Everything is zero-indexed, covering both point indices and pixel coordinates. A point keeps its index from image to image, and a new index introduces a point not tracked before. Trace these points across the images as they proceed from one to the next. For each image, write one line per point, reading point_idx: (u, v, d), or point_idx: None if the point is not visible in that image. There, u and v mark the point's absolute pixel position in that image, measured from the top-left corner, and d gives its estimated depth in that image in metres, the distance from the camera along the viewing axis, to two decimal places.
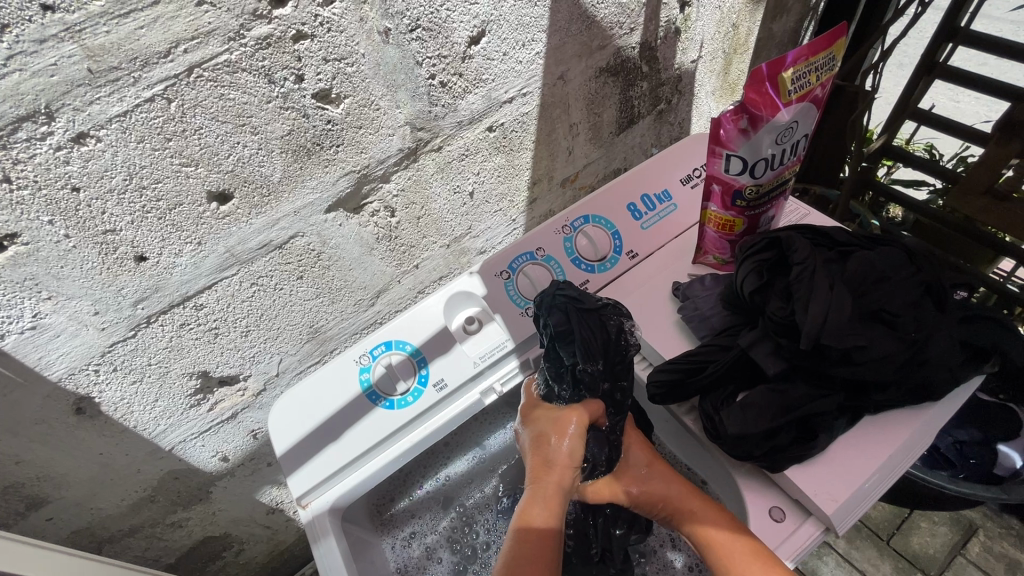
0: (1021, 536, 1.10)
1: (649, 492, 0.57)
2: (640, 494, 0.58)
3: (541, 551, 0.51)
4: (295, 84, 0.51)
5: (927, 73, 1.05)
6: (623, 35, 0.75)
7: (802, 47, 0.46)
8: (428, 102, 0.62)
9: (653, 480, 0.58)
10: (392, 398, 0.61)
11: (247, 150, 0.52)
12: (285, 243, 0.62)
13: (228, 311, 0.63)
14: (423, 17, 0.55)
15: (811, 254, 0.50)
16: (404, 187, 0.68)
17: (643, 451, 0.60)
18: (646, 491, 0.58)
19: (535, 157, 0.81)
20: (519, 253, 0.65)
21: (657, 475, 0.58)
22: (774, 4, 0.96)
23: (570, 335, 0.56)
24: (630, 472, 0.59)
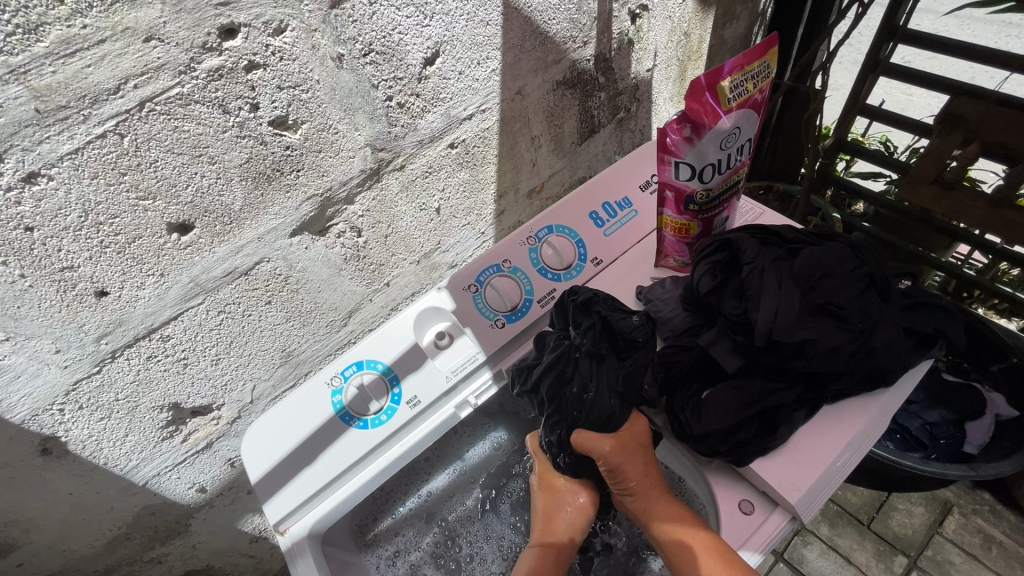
0: (994, 511, 1.14)
1: (631, 470, 0.56)
2: (621, 464, 0.56)
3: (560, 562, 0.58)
4: (250, 113, 0.52)
5: (872, 71, 1.09)
6: (577, 49, 0.77)
7: (738, 57, 0.48)
8: (387, 123, 0.63)
9: (637, 462, 0.56)
10: (366, 418, 0.61)
11: (206, 179, 0.52)
12: (250, 270, 0.62)
13: (196, 341, 0.63)
14: (376, 42, 0.56)
15: (760, 252, 0.52)
16: (369, 207, 0.69)
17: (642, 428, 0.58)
18: (630, 465, 0.56)
19: (499, 170, 0.82)
20: (486, 265, 0.66)
21: (644, 459, 0.57)
22: (723, 11, 0.99)
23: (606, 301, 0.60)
24: (625, 443, 0.56)
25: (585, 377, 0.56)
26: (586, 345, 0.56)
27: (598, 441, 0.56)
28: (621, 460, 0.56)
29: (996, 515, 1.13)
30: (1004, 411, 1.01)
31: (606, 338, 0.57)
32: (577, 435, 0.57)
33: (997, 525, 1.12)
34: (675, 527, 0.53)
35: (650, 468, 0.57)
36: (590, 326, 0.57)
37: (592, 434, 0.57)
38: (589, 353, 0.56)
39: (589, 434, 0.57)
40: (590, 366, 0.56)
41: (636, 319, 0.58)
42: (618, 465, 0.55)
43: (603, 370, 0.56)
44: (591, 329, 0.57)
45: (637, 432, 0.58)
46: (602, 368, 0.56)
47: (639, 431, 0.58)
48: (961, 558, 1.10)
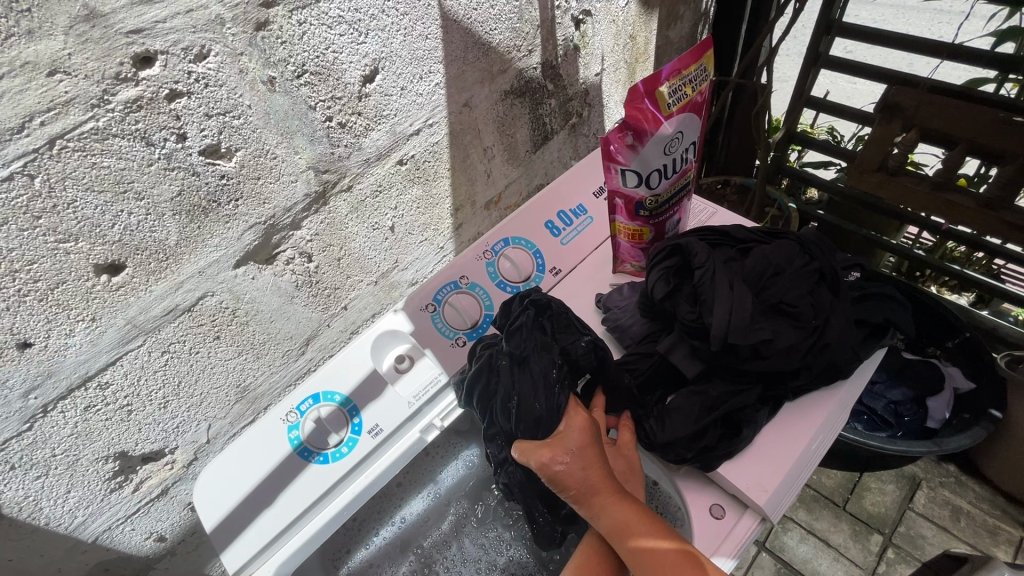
0: (960, 482, 1.18)
1: (573, 481, 0.50)
2: (562, 476, 0.50)
3: None
4: (177, 144, 0.49)
5: (813, 64, 1.12)
6: (522, 58, 0.77)
7: (673, 62, 0.48)
8: (329, 144, 0.61)
9: (581, 471, 0.50)
10: (326, 452, 0.59)
11: (134, 217, 0.50)
12: (193, 306, 0.59)
13: (139, 385, 0.59)
14: (309, 62, 0.54)
15: (704, 249, 0.52)
16: (318, 231, 0.66)
17: (583, 431, 0.52)
18: (572, 472, 0.50)
19: (452, 184, 0.81)
20: (442, 283, 0.65)
21: (587, 465, 0.50)
22: (666, 13, 1.00)
23: (548, 306, 0.58)
24: (563, 447, 0.51)
25: (504, 388, 0.54)
26: (506, 352, 0.55)
27: (532, 454, 0.51)
28: (560, 470, 0.50)
29: (961, 485, 1.17)
30: (960, 381, 1.06)
31: (539, 345, 0.55)
32: (514, 447, 0.52)
33: (963, 496, 1.16)
34: (637, 536, 0.48)
35: (596, 470, 0.50)
36: (514, 334, 0.56)
37: (530, 449, 0.51)
38: (507, 359, 0.55)
39: (522, 446, 0.52)
40: (506, 374, 0.54)
41: (584, 339, 0.55)
42: (557, 476, 0.50)
43: (524, 380, 0.54)
44: (515, 336, 0.56)
45: (578, 433, 0.52)
46: (519, 375, 0.54)
47: (581, 428, 0.52)
48: (933, 531, 1.13)
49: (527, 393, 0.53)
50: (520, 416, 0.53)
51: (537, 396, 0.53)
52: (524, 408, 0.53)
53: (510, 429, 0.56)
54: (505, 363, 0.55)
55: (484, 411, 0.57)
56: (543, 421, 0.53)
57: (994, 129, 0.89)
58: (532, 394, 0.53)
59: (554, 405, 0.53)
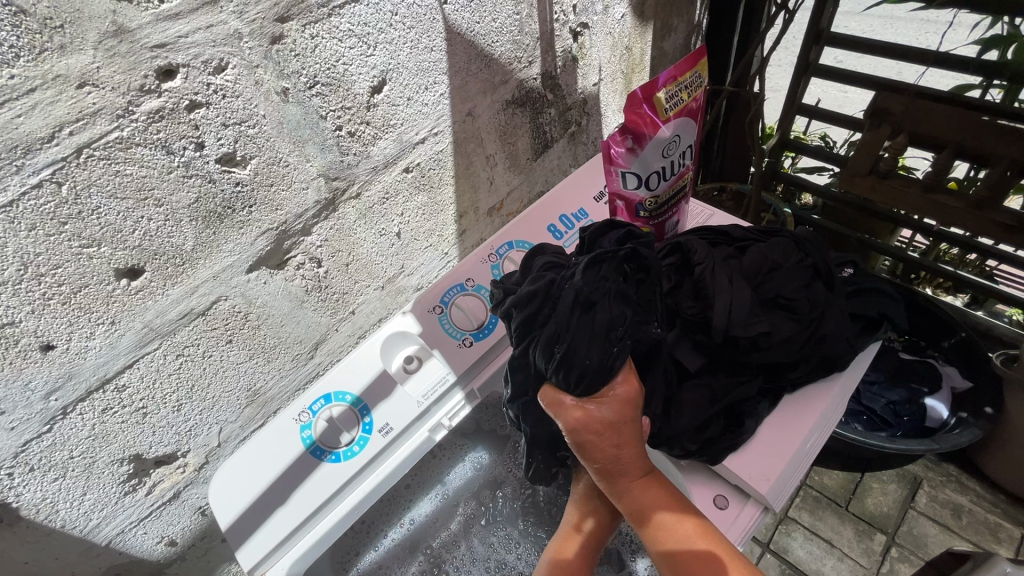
0: (960, 481, 1.19)
1: (602, 452, 0.50)
2: (592, 444, 0.49)
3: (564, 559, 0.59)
4: (195, 152, 0.51)
5: (804, 73, 1.15)
6: (522, 69, 0.80)
7: (670, 70, 0.51)
8: (339, 153, 0.63)
9: (611, 445, 0.49)
10: (338, 451, 0.60)
11: (154, 223, 0.51)
12: (208, 309, 0.61)
13: (155, 388, 0.61)
14: (321, 74, 0.57)
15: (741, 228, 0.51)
16: (327, 237, 0.68)
17: (623, 405, 0.49)
18: (602, 445, 0.49)
19: (457, 191, 0.83)
20: (450, 286, 0.67)
21: (619, 441, 0.49)
22: (660, 25, 1.04)
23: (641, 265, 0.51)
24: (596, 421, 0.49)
25: (557, 324, 0.48)
26: (575, 285, 0.49)
27: (565, 413, 0.49)
28: (590, 438, 0.49)
29: (962, 484, 1.18)
30: (958, 382, 1.08)
31: (610, 289, 0.49)
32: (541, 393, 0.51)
33: (964, 494, 1.17)
34: (655, 519, 0.50)
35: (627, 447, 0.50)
36: (592, 264, 0.50)
37: (564, 407, 0.49)
38: (574, 294, 0.48)
39: (555, 399, 0.50)
40: (567, 310, 0.48)
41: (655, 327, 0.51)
42: (587, 442, 0.49)
43: (588, 320, 0.48)
44: (591, 270, 0.50)
45: (619, 408, 0.49)
46: (580, 318, 0.48)
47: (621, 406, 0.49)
48: (935, 529, 1.14)
49: (581, 342, 0.48)
50: (564, 365, 0.48)
51: (590, 349, 0.48)
52: (572, 358, 0.48)
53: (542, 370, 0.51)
54: (568, 295, 0.49)
55: (519, 339, 0.52)
56: (587, 379, 0.48)
57: (978, 132, 0.93)
58: (588, 346, 0.48)
59: (608, 365, 0.48)
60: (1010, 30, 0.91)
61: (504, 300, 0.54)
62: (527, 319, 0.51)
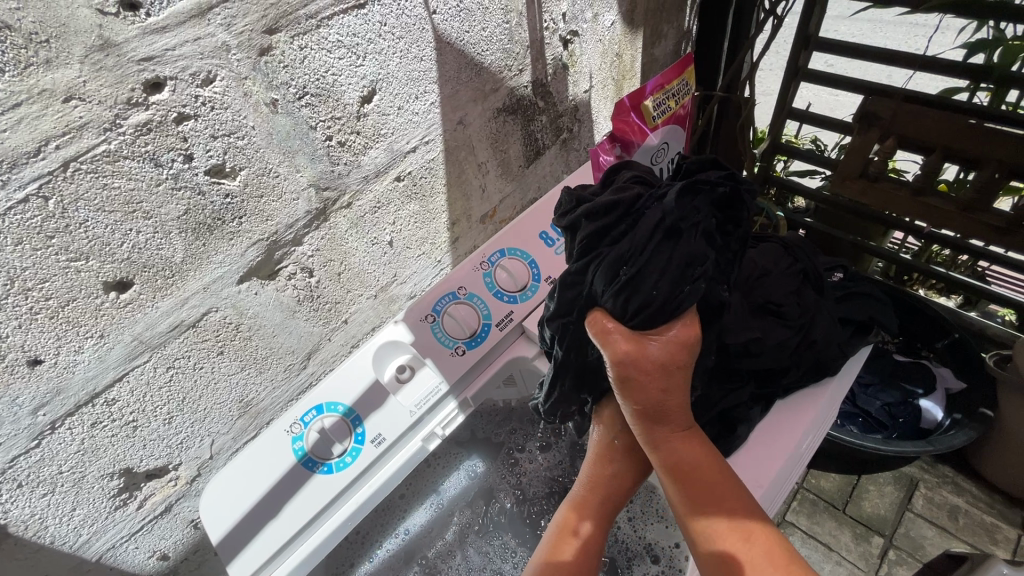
0: (956, 482, 1.19)
1: (649, 395, 0.46)
2: (639, 384, 0.46)
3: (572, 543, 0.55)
4: (184, 164, 0.51)
5: (793, 77, 1.17)
6: (513, 77, 0.80)
7: (655, 79, 0.53)
8: (329, 163, 0.63)
9: (660, 389, 0.46)
10: (330, 462, 0.60)
11: (142, 235, 0.51)
12: (198, 321, 0.61)
13: (145, 401, 0.60)
14: (310, 84, 0.57)
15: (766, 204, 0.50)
16: (318, 246, 0.68)
17: (679, 348, 0.46)
18: (650, 388, 0.46)
19: (448, 199, 0.83)
20: (441, 295, 0.66)
21: (669, 385, 0.46)
22: (650, 31, 1.04)
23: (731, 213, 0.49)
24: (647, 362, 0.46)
25: (635, 243, 0.46)
26: (665, 209, 0.46)
27: (614, 346, 0.45)
28: (637, 377, 0.46)
29: (958, 485, 1.18)
30: (952, 384, 1.08)
31: (700, 224, 0.46)
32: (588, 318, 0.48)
33: (960, 496, 1.17)
34: (692, 478, 0.48)
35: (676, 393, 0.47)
36: (686, 190, 0.47)
37: (615, 337, 0.46)
38: (664, 217, 0.45)
39: (606, 330, 0.46)
40: (649, 231, 0.46)
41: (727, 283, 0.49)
42: (634, 380, 0.46)
43: (671, 247, 0.45)
44: (685, 197, 0.47)
45: (675, 350, 0.46)
46: (662, 243, 0.45)
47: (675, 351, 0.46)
48: (933, 531, 1.14)
49: (653, 270, 0.45)
50: (628, 288, 0.45)
51: (659, 280, 0.45)
52: (641, 284, 0.45)
53: (599, 292, 0.48)
54: (654, 217, 0.46)
55: (584, 255, 0.49)
56: (647, 309, 0.45)
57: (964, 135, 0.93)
58: (659, 275, 0.45)
59: (677, 300, 0.45)
60: (995, 33, 0.91)
61: (573, 208, 0.51)
62: (601, 229, 0.48)
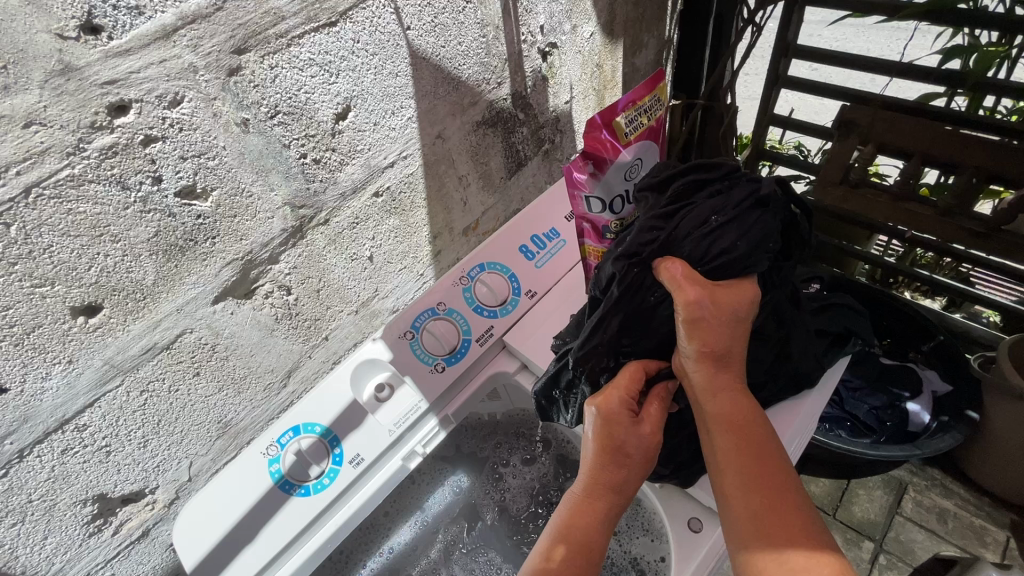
0: (944, 485, 1.19)
1: (712, 337, 0.49)
2: (705, 324, 0.48)
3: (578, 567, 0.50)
4: (152, 186, 0.50)
5: (773, 86, 1.18)
6: (492, 90, 0.80)
7: (627, 96, 0.55)
8: (304, 180, 0.63)
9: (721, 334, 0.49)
10: (307, 484, 0.60)
11: (111, 259, 0.50)
12: (172, 343, 0.60)
13: (118, 426, 0.59)
14: (282, 103, 0.56)
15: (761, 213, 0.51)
16: (296, 264, 0.68)
17: (741, 301, 0.49)
18: (714, 330, 0.49)
19: (429, 213, 0.82)
20: (421, 310, 0.66)
21: (729, 333, 0.49)
22: (630, 41, 1.05)
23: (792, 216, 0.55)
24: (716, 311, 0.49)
25: (725, 202, 0.50)
26: (754, 186, 0.51)
27: (686, 282, 0.48)
28: (703, 316, 0.48)
29: (946, 488, 1.19)
30: (939, 386, 1.09)
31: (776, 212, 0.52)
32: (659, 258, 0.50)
33: (949, 498, 1.17)
34: (740, 427, 0.49)
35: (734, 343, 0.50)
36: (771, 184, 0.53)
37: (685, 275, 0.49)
38: (754, 191, 0.50)
39: (674, 269, 0.49)
40: (741, 198, 0.50)
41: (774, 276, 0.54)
42: (700, 319, 0.48)
43: (757, 214, 0.50)
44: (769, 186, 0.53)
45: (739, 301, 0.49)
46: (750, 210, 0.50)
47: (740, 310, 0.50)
48: (922, 535, 1.14)
49: (736, 228, 0.49)
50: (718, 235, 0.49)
51: (738, 238, 0.49)
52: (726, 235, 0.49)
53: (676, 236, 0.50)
54: (747, 186, 0.51)
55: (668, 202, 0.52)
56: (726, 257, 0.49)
57: (943, 139, 0.96)
58: (740, 235, 0.49)
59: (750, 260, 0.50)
60: (970, 40, 0.92)
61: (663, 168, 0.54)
62: (696, 181, 0.53)
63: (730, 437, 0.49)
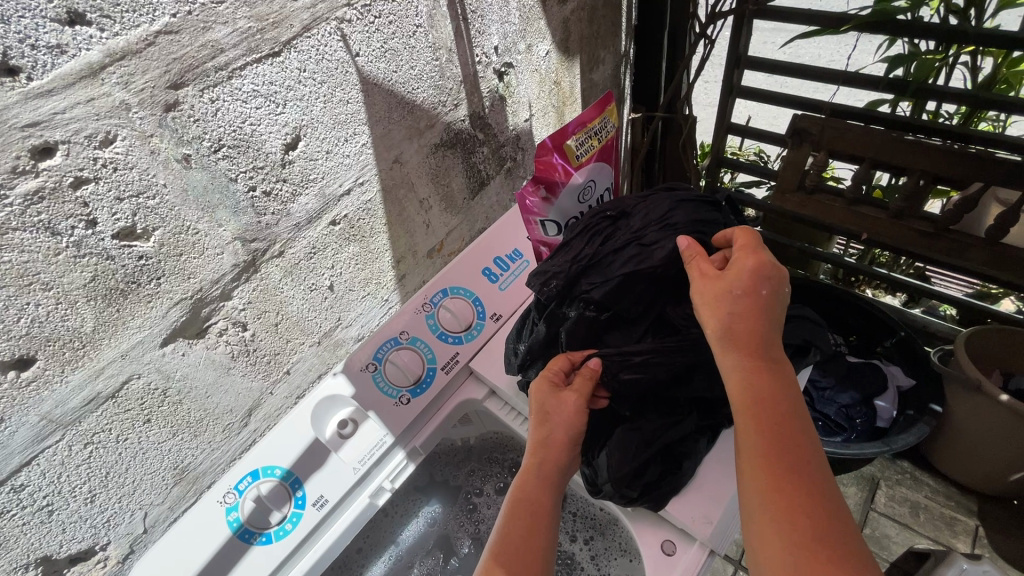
0: (914, 477, 1.22)
1: (726, 311, 0.51)
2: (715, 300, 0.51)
3: (530, 527, 0.52)
4: (86, 230, 0.48)
5: (729, 93, 1.21)
6: (448, 112, 0.79)
7: (577, 123, 0.60)
8: (254, 214, 0.61)
9: (736, 307, 0.51)
10: (268, 531, 0.61)
11: (42, 308, 0.47)
12: (117, 392, 0.56)
13: (61, 483, 0.55)
14: (226, 136, 0.54)
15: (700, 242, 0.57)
16: (250, 299, 0.65)
17: (751, 280, 0.51)
18: (728, 304, 0.51)
19: (391, 237, 0.81)
20: (382, 341, 0.68)
21: (744, 304, 0.51)
22: (587, 57, 1.06)
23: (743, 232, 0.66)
24: (735, 292, 0.51)
25: (689, 200, 0.60)
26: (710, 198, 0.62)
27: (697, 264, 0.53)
28: (711, 295, 0.51)
29: (916, 480, 1.22)
30: (903, 381, 1.11)
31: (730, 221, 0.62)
32: (683, 241, 0.54)
33: (920, 491, 1.20)
34: (767, 394, 0.49)
35: (755, 314, 0.51)
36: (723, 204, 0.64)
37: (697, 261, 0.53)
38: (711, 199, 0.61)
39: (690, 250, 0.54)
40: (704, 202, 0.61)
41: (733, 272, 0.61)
42: (710, 298, 0.51)
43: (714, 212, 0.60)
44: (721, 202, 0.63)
45: (750, 277, 0.51)
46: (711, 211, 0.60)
47: (773, 286, 0.52)
48: (896, 529, 1.16)
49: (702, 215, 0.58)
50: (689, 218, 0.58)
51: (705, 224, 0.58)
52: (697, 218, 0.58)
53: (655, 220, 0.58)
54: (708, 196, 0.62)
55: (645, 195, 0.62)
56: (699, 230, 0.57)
57: (892, 147, 0.97)
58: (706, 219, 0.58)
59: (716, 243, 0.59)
60: (910, 48, 0.96)
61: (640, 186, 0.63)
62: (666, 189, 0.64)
63: (757, 404, 0.49)
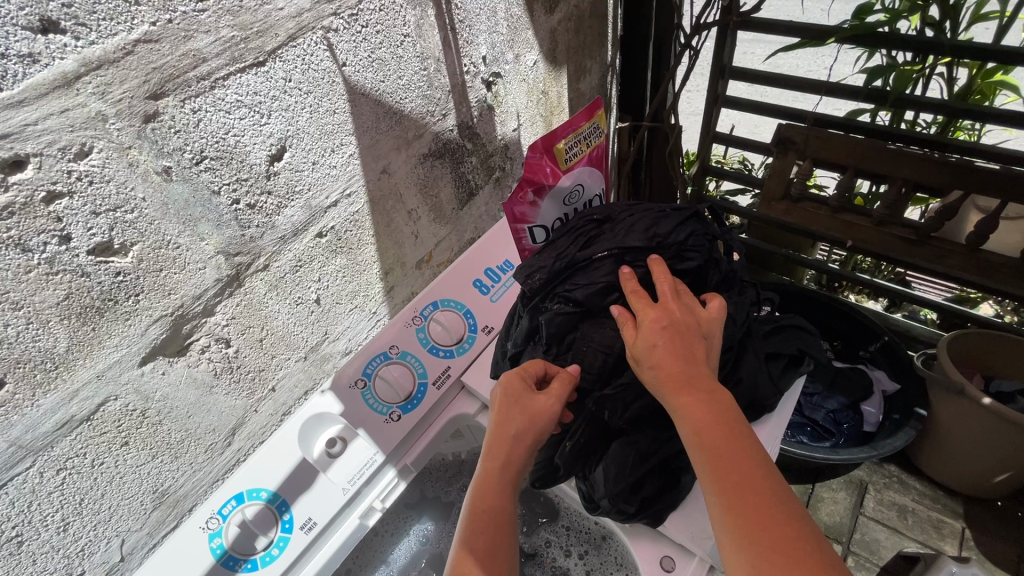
0: (901, 481, 1.24)
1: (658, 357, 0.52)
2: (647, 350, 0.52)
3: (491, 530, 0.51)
4: (60, 247, 0.46)
5: (715, 103, 1.22)
6: (437, 122, 0.79)
7: (567, 126, 0.59)
8: (238, 227, 0.59)
9: (667, 349, 0.52)
10: (254, 557, 0.59)
11: (12, 329, 0.45)
12: (92, 415, 0.54)
13: (30, 512, 0.52)
14: (208, 148, 0.53)
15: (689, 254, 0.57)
16: (234, 314, 0.63)
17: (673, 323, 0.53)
18: (659, 349, 0.52)
19: (379, 249, 0.79)
20: (372, 357, 0.66)
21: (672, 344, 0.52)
22: (574, 68, 1.06)
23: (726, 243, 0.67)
24: (661, 337, 0.53)
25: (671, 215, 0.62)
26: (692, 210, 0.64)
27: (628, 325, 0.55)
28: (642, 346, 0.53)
29: (903, 484, 1.23)
30: (888, 386, 1.12)
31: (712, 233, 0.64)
32: (613, 310, 0.57)
33: (907, 494, 1.21)
34: (716, 428, 0.49)
35: (687, 353, 0.52)
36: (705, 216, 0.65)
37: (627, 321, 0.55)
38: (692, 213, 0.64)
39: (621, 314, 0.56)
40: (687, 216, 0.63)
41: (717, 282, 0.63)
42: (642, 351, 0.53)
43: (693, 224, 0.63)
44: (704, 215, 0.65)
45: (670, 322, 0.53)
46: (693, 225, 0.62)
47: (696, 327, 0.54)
48: (885, 532, 1.17)
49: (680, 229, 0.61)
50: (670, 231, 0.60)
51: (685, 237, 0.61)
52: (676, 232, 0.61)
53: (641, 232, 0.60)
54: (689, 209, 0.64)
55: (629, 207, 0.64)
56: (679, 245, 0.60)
57: (874, 155, 0.98)
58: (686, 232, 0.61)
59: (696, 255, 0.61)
60: (888, 60, 0.98)
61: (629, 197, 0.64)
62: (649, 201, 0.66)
63: (708, 439, 0.49)
